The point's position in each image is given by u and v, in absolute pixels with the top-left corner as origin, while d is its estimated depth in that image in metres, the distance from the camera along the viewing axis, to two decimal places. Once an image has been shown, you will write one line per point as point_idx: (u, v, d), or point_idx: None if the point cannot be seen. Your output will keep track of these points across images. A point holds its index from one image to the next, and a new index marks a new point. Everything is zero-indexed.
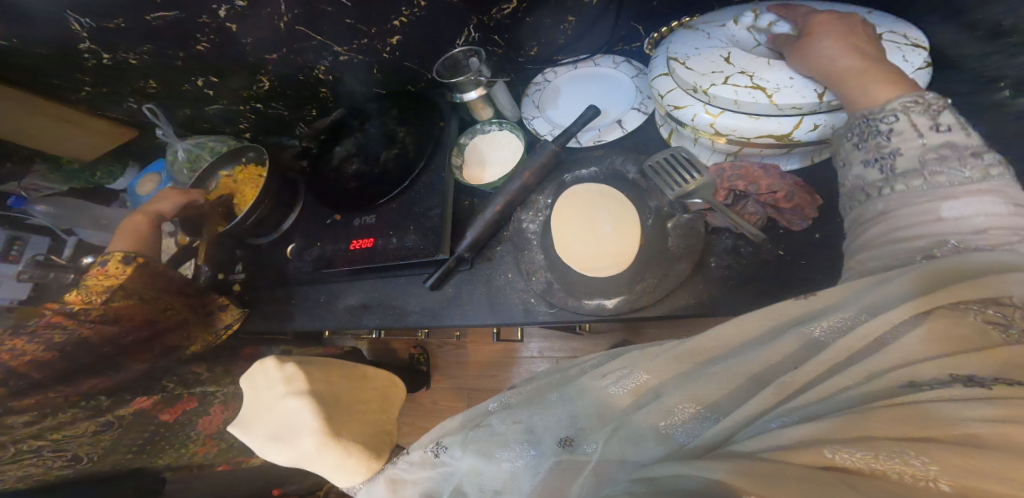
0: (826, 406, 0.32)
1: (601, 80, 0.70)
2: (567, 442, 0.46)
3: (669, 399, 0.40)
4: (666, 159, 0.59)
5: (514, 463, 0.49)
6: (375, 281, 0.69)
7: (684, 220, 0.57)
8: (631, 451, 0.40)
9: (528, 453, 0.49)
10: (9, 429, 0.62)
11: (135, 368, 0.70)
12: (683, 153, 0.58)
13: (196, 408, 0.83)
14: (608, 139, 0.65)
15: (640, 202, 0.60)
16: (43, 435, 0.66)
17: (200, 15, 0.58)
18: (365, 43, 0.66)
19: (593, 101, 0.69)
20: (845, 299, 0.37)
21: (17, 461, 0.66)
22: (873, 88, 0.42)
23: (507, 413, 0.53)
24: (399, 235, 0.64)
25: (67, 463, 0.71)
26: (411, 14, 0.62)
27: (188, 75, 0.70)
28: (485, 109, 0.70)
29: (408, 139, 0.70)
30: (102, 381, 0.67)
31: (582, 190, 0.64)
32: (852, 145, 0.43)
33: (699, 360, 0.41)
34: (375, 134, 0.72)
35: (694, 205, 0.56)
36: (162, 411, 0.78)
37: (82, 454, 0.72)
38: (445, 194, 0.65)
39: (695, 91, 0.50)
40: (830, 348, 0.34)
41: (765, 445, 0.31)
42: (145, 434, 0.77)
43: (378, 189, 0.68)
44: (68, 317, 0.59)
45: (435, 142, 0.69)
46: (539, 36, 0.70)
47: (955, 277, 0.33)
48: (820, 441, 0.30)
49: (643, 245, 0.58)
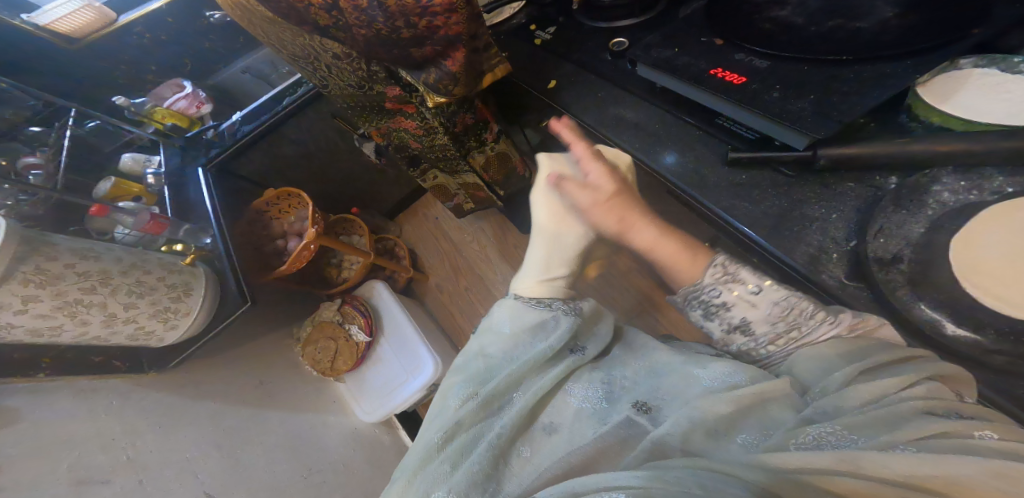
0: (849, 431, 0.39)
1: (955, 82, 0.54)
2: (642, 407, 0.51)
3: (748, 416, 0.45)
4: (927, 185, 0.52)
5: (581, 403, 0.54)
6: (644, 144, 0.70)
7: (902, 269, 0.50)
8: (700, 439, 0.44)
9: (600, 404, 0.53)
10: (344, 70, 0.70)
11: (398, 99, 0.76)
12: (946, 195, 0.51)
13: (409, 118, 0.81)
14: (874, 131, 0.56)
15: (855, 216, 0.56)
16: (368, 80, 0.71)
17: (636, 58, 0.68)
18: (691, 50, 0.66)
19: (934, 91, 0.55)
20: (912, 413, 0.39)
21: (339, 73, 0.71)
22: (774, 406, 0.45)
23: (603, 367, 0.58)
24: (661, 152, 0.69)
25: (325, 80, 0.76)
26: (765, 62, 0.61)
27: (540, 69, 0.82)
28: (749, 59, 0.62)
29: (661, 64, 0.67)
30: (411, 93, 0.74)
31: (808, 199, 0.59)
32: (699, 314, 0.59)
33: (756, 399, 0.45)
34: (638, 56, 0.69)
35: (904, 253, 0.51)
36: (393, 101, 0.77)
37: (329, 80, 0.75)
38: (674, 144, 0.69)
39: (868, 158, 0.54)
40: (896, 439, 0.37)
41: (811, 459, 0.37)
42: (380, 107, 0.80)
43: (678, 87, 0.66)
44: (400, 82, 0.71)
45: (680, 72, 0.65)
46: (849, 12, 0.61)
47: (957, 434, 0.37)
48: (859, 454, 0.36)
49: (859, 273, 0.53)
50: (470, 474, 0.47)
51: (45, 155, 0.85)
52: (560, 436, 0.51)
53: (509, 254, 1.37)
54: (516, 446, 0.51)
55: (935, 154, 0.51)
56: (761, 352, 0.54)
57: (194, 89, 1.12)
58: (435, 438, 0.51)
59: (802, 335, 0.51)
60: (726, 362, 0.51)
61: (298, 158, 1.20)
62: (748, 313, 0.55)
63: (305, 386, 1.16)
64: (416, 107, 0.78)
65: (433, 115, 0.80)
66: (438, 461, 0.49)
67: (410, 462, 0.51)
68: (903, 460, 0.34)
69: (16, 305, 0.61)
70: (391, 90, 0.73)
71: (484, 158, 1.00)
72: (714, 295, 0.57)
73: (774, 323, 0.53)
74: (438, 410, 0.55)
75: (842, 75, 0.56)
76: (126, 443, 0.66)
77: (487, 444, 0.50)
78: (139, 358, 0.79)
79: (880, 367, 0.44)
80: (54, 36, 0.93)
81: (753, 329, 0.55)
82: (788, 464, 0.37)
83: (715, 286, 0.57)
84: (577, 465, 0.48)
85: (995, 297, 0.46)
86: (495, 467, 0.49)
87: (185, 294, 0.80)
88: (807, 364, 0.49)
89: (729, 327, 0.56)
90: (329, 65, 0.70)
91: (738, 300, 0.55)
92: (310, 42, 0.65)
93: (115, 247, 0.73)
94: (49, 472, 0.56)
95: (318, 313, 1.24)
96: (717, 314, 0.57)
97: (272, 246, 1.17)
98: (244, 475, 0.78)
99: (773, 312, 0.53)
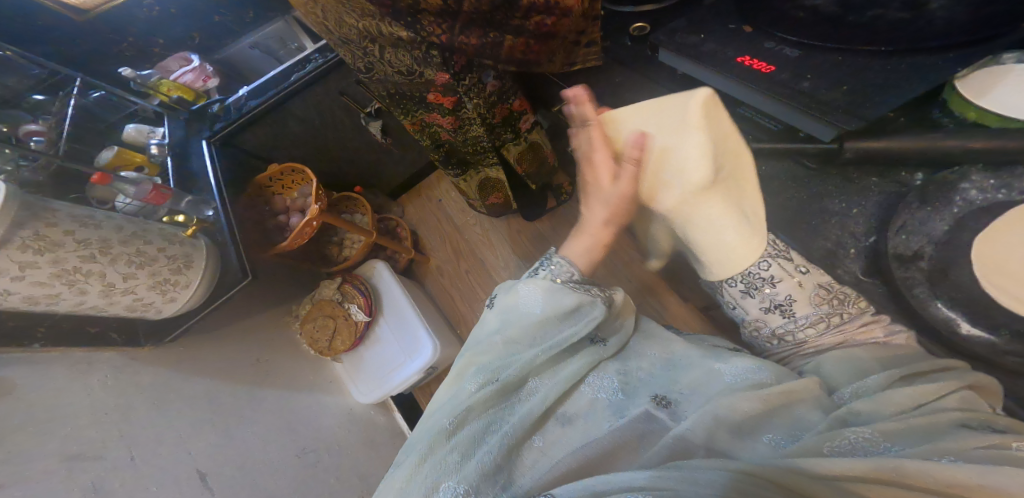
0: (885, 438, 0.38)
1: (993, 79, 0.52)
2: (661, 402, 0.50)
3: (774, 415, 0.44)
4: (948, 176, 0.51)
5: (597, 394, 0.52)
6: None
7: (926, 268, 0.49)
8: (726, 438, 0.42)
9: (616, 394, 0.52)
10: (390, 58, 0.67)
11: (438, 91, 0.73)
12: (975, 193, 0.50)
13: (446, 112, 0.79)
14: (903, 123, 0.55)
15: (878, 212, 0.54)
16: (416, 68, 0.68)
17: (662, 42, 0.66)
18: (718, 35, 0.63)
19: (971, 87, 0.53)
20: (949, 426, 0.38)
21: (383, 62, 0.68)
22: (802, 409, 0.44)
23: (619, 362, 0.56)
24: None
25: (360, 67, 0.72)
26: (794, 50, 0.58)
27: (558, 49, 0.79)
28: (778, 44, 0.60)
29: (686, 48, 0.64)
30: (457, 82, 0.72)
31: (827, 192, 0.57)
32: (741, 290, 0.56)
33: (785, 400, 0.44)
34: (663, 39, 0.66)
35: (929, 253, 0.50)
36: (432, 93, 0.74)
37: (365, 65, 0.71)
38: None
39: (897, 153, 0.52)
40: (936, 444, 0.36)
41: (848, 467, 0.34)
42: (415, 100, 0.77)
43: (702, 71, 0.64)
44: (450, 71, 0.69)
45: (705, 57, 0.62)
46: None
47: (1003, 444, 0.35)
48: (898, 461, 0.34)
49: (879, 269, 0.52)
50: (483, 464, 0.45)
51: (48, 124, 0.84)
52: (576, 428, 0.50)
53: (513, 240, 1.35)
54: (529, 437, 0.49)
55: (969, 150, 0.49)
56: (798, 337, 0.54)
57: (201, 62, 1.10)
58: (445, 424, 0.47)
59: (845, 321, 0.52)
60: (749, 358, 0.51)
61: (304, 135, 1.18)
62: (793, 292, 0.54)
63: (305, 365, 1.16)
64: (456, 99, 0.76)
65: (482, 100, 0.78)
66: (447, 449, 0.46)
67: (417, 446, 0.47)
68: (944, 470, 0.33)
69: (14, 272, 0.59)
70: (441, 77, 0.70)
71: (517, 155, 0.98)
72: (761, 271, 0.54)
73: (818, 306, 0.53)
74: (448, 393, 0.52)
75: (878, 67, 0.53)
76: (120, 419, 0.65)
77: (502, 435, 0.47)
78: (137, 330, 0.78)
79: (914, 374, 0.45)
80: (66, 10, 0.90)
81: (795, 311, 0.54)
82: (823, 470, 0.35)
83: (766, 261, 0.54)
84: (593, 459, 0.47)
85: (1015, 299, 0.45)
86: (509, 457, 0.47)
87: (185, 266, 0.79)
88: (835, 365, 0.49)
89: (770, 306, 0.55)
90: (373, 50, 0.66)
91: (785, 277, 0.54)
92: (374, 23, 0.60)
93: (115, 216, 0.72)
94: (38, 445, 0.55)
95: (318, 292, 1.22)
96: (760, 292, 0.55)
97: (274, 222, 1.15)
98: (238, 452, 0.78)
99: (817, 295, 0.53)
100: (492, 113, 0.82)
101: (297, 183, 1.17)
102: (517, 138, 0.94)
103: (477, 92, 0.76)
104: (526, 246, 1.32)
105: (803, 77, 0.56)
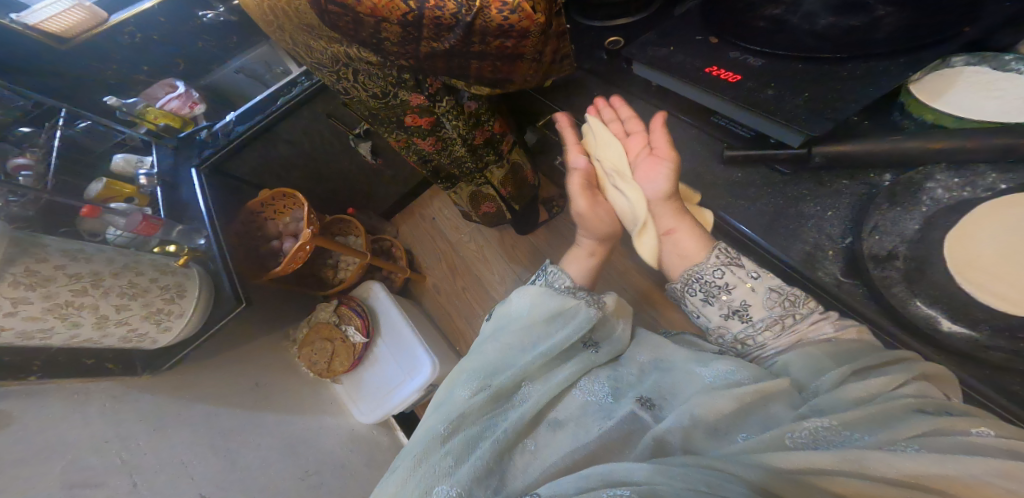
0: (845, 427, 0.39)
1: (949, 83, 0.55)
2: (647, 403, 0.51)
3: (750, 414, 0.45)
4: (913, 176, 0.54)
5: (587, 398, 0.53)
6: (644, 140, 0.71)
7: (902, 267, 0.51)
8: (702, 437, 0.44)
9: (605, 397, 0.53)
10: (364, 83, 0.69)
11: (414, 115, 0.75)
12: (940, 193, 0.52)
13: (425, 133, 0.80)
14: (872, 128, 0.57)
15: (852, 215, 0.57)
16: (391, 93, 0.70)
17: (635, 56, 0.68)
18: (686, 47, 0.65)
19: (932, 90, 0.55)
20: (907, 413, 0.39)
21: (360, 85, 0.69)
22: (772, 407, 0.44)
23: (611, 373, 0.56)
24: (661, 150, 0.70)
25: (340, 91, 0.74)
26: (757, 59, 0.61)
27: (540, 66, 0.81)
28: (742, 53, 0.62)
29: (658, 59, 0.66)
30: (432, 105, 0.74)
31: (806, 198, 0.59)
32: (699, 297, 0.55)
33: (755, 398, 0.45)
34: (636, 52, 0.68)
35: (902, 252, 0.52)
36: (408, 116, 0.75)
37: (343, 90, 0.73)
38: (675, 146, 0.69)
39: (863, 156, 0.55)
40: (893, 431, 0.37)
41: (817, 459, 0.36)
42: (394, 124, 0.79)
43: (673, 82, 0.66)
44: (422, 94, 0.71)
45: (676, 69, 0.64)
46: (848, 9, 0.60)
47: (956, 430, 0.37)
48: (864, 458, 0.35)
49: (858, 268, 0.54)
50: (475, 467, 0.45)
51: (35, 156, 0.84)
52: (567, 431, 0.50)
53: (506, 252, 1.36)
54: (521, 441, 0.50)
55: (928, 151, 0.52)
56: (758, 340, 0.51)
57: (188, 89, 1.11)
58: (439, 430, 0.48)
59: (798, 322, 0.50)
60: (729, 361, 0.51)
61: (295, 159, 1.19)
62: (748, 297, 0.52)
63: (303, 387, 1.15)
64: (436, 121, 0.78)
65: (459, 124, 0.80)
66: (441, 453, 0.46)
67: (411, 453, 0.48)
68: (905, 462, 0.34)
69: (7, 308, 0.60)
70: (415, 100, 0.72)
71: (501, 176, 0.99)
72: (715, 277, 0.53)
73: (772, 308, 0.50)
74: (444, 399, 0.53)
75: (838, 71, 0.56)
76: (120, 447, 0.65)
77: (493, 439, 0.48)
78: (134, 361, 0.78)
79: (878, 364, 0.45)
80: (44, 37, 0.89)
81: (752, 314, 0.51)
82: (798, 466, 0.36)
83: (719, 268, 0.53)
84: (581, 461, 0.47)
85: (990, 293, 0.47)
86: (499, 460, 0.47)
87: (178, 295, 0.79)
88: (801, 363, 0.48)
89: (727, 312, 0.53)
90: (351, 76, 0.68)
91: (739, 282, 0.52)
92: (343, 49, 0.62)
93: (107, 249, 0.72)
94: (39, 477, 0.55)
95: (315, 315, 1.22)
96: (717, 298, 0.53)
97: (267, 247, 1.17)
98: (240, 476, 0.78)
99: (772, 297, 0.51)
100: (474, 133, 0.84)
101: (289, 208, 1.19)
102: (500, 160, 0.96)
103: (454, 114, 0.78)
104: (519, 258, 1.34)
105: (770, 84, 0.58)
